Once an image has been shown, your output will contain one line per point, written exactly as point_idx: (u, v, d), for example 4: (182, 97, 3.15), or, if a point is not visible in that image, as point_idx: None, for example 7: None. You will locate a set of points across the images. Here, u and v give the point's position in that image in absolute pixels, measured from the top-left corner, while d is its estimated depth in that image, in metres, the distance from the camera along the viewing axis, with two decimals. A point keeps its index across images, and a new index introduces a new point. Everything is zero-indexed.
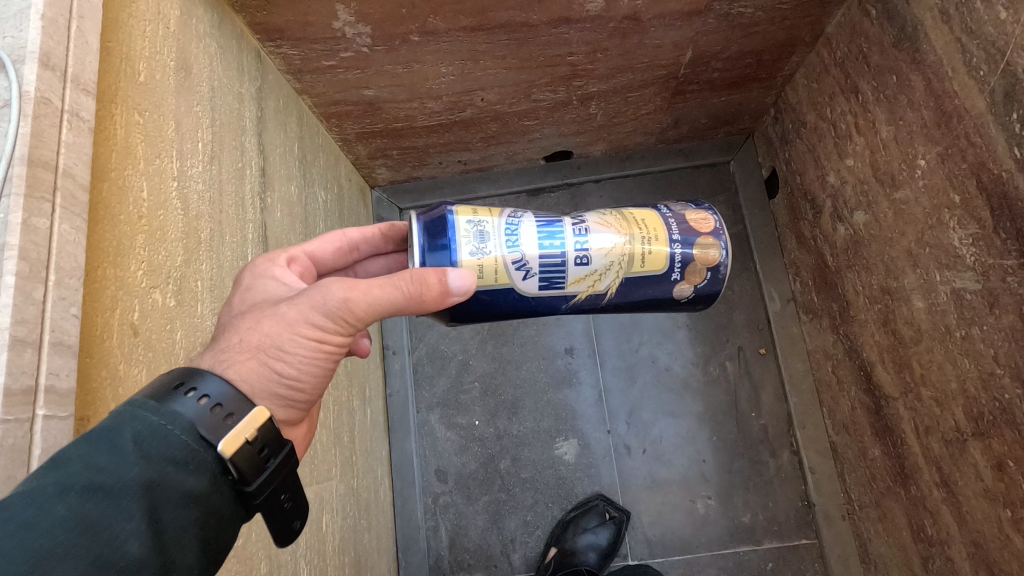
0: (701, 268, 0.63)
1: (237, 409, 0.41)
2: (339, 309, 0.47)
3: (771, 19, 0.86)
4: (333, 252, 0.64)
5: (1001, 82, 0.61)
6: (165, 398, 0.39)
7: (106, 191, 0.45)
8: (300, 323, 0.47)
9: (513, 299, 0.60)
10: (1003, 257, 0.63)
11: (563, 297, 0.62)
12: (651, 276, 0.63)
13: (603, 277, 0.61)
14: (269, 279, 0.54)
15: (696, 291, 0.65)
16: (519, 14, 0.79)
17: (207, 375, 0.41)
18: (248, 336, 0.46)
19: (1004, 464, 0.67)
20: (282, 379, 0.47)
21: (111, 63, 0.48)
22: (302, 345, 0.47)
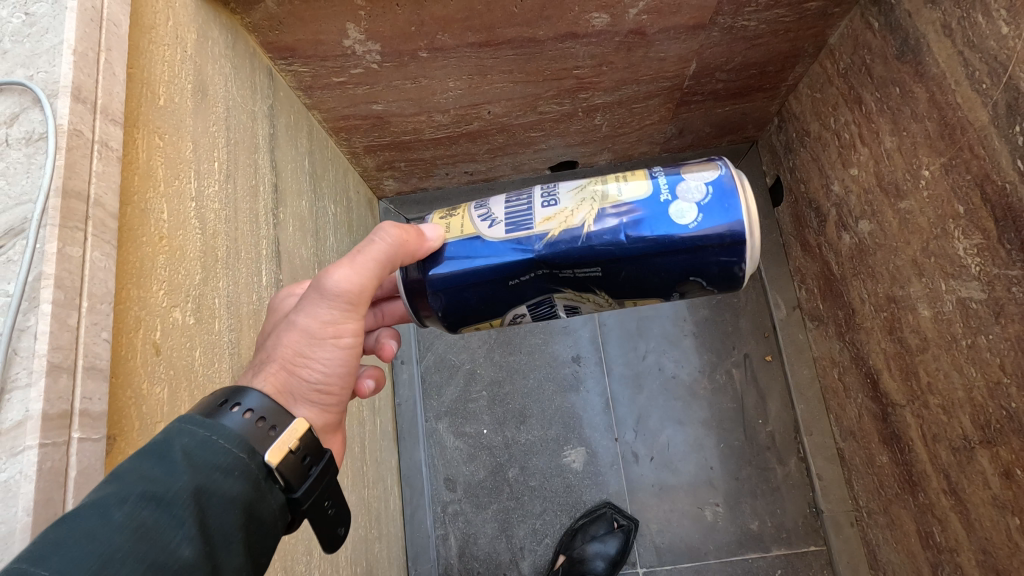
0: (694, 183, 0.53)
1: (273, 416, 0.43)
2: (340, 291, 0.50)
3: (775, 31, 0.87)
4: None
5: (1003, 96, 0.62)
6: (212, 414, 0.41)
7: (130, 215, 0.46)
8: (309, 320, 0.50)
9: (478, 248, 0.55)
10: (1007, 267, 0.64)
11: (537, 239, 0.54)
12: (636, 202, 0.53)
13: (575, 211, 0.54)
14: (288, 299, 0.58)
15: (700, 209, 0.52)
16: (526, 31, 0.80)
17: (248, 390, 0.43)
18: (272, 349, 0.49)
19: (1012, 472, 0.67)
20: (312, 382, 0.50)
21: (134, 89, 0.49)
22: (322, 345, 0.50)
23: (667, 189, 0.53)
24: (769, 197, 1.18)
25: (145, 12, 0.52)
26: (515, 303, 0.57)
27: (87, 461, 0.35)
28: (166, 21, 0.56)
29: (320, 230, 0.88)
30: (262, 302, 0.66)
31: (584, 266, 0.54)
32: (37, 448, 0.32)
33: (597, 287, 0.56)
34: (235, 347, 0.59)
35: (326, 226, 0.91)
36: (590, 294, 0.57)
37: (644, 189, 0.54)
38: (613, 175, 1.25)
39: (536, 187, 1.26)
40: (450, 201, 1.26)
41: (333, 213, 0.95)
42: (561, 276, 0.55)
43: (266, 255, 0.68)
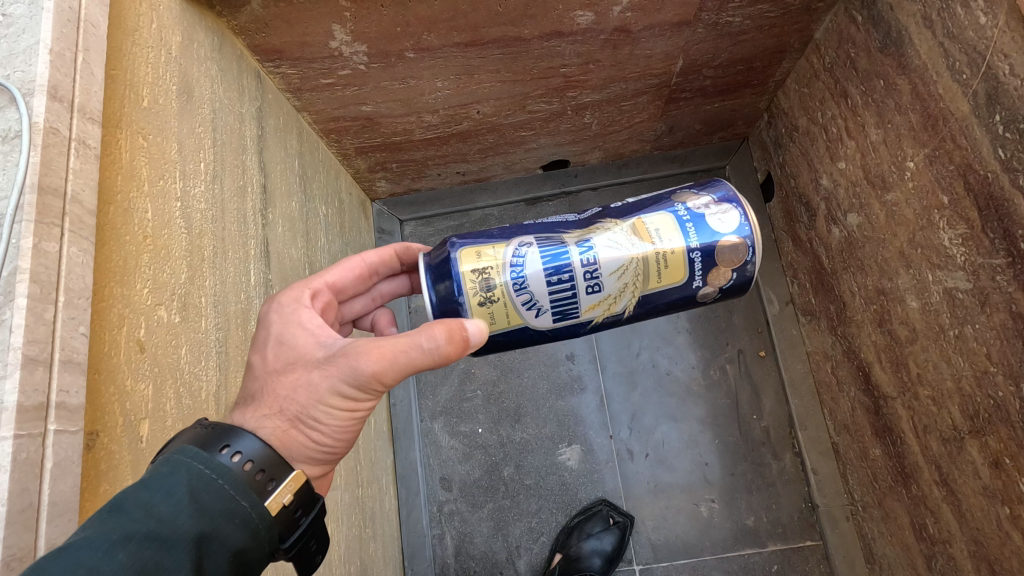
0: (725, 267, 0.58)
1: (271, 469, 0.43)
2: (368, 378, 0.48)
3: (760, 27, 0.87)
4: (353, 279, 0.65)
5: (983, 85, 0.62)
6: (214, 453, 0.41)
7: (112, 214, 0.47)
8: (331, 392, 0.48)
9: (526, 334, 0.59)
10: (991, 257, 0.64)
11: (584, 322, 0.59)
12: (672, 288, 0.58)
13: (618, 299, 0.58)
14: (297, 328, 0.52)
15: (722, 291, 0.60)
16: (511, 30, 0.81)
17: (243, 433, 0.43)
18: (286, 405, 0.48)
19: (1000, 461, 0.67)
20: (317, 442, 0.49)
21: (117, 90, 0.50)
22: (334, 412, 0.49)
23: (700, 272, 0.58)
24: (760, 193, 1.19)
25: (128, 15, 0.53)
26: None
27: (63, 452, 0.35)
28: (150, 23, 0.56)
29: (311, 230, 0.89)
30: (250, 301, 0.66)
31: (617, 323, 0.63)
32: (12, 439, 0.33)
33: None
34: (223, 345, 0.59)
35: (317, 227, 0.92)
36: None
37: (681, 274, 0.57)
38: (605, 173, 1.26)
39: (528, 186, 1.26)
40: (443, 201, 1.26)
41: (324, 215, 0.96)
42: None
43: (255, 255, 0.69)
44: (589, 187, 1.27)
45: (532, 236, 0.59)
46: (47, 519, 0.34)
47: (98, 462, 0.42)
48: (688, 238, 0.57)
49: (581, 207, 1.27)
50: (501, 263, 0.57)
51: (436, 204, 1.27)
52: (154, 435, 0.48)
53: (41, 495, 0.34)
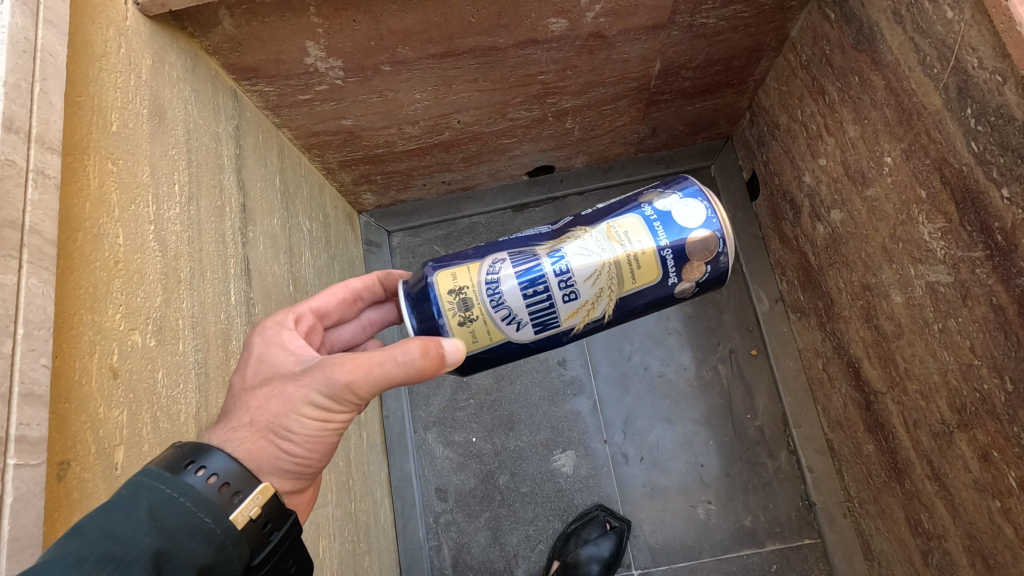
0: (699, 261, 0.58)
1: (237, 482, 0.43)
2: (343, 389, 0.48)
3: (735, 27, 0.87)
4: (338, 303, 0.66)
5: (953, 79, 0.62)
6: (176, 471, 0.41)
7: (80, 240, 0.46)
8: (304, 401, 0.49)
9: (511, 349, 0.60)
10: (970, 250, 0.64)
11: (565, 332, 0.60)
12: (647, 288, 0.59)
13: (596, 304, 0.59)
14: (279, 348, 0.54)
15: (697, 285, 0.60)
16: (485, 40, 0.81)
17: (214, 452, 0.43)
18: (259, 417, 0.48)
19: (989, 454, 0.67)
20: (288, 456, 0.49)
21: (82, 116, 0.50)
22: (306, 425, 0.49)
23: (673, 267, 0.58)
24: (746, 192, 1.19)
25: (93, 41, 0.54)
26: None
27: (24, 486, 0.35)
28: (118, 48, 0.57)
29: (295, 247, 0.89)
30: (231, 321, 0.66)
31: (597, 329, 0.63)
32: None
33: None
34: (202, 367, 0.59)
35: (301, 243, 0.91)
36: None
37: (655, 272, 0.58)
38: (590, 177, 1.26)
39: (514, 194, 1.26)
40: (430, 212, 1.26)
41: (308, 229, 0.95)
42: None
43: (235, 274, 0.69)
44: (575, 191, 1.27)
45: (504, 255, 0.59)
46: (8, 555, 0.34)
47: (70, 491, 0.42)
48: (658, 240, 0.58)
49: (567, 212, 1.26)
50: (477, 286, 0.58)
51: (424, 215, 1.27)
52: (130, 461, 0.47)
53: (3, 530, 0.34)
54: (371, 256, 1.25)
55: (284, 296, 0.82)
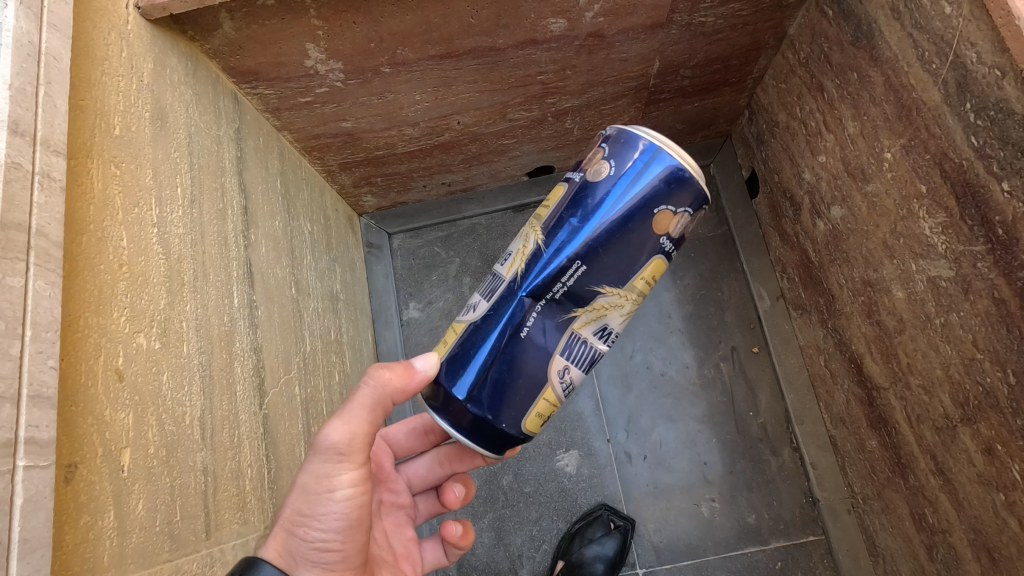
0: (592, 151, 0.56)
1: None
2: (332, 443, 0.53)
3: (733, 25, 0.88)
4: (407, 432, 0.74)
5: (952, 74, 0.62)
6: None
7: (85, 244, 0.47)
8: (307, 476, 0.54)
9: (475, 330, 0.55)
10: (972, 244, 0.64)
11: (516, 284, 0.55)
12: (560, 198, 0.55)
13: (525, 242, 0.56)
14: None
15: (609, 162, 0.53)
16: (485, 40, 0.81)
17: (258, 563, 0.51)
18: (282, 511, 0.54)
19: (993, 448, 0.67)
20: (313, 538, 0.53)
21: (86, 120, 0.50)
22: (318, 497, 0.53)
23: (575, 175, 0.56)
24: (746, 190, 1.19)
25: (96, 46, 0.54)
26: (546, 358, 0.54)
27: (33, 487, 0.35)
28: (119, 52, 0.57)
29: (296, 249, 0.89)
30: (234, 323, 0.66)
31: (568, 271, 0.53)
32: None
33: (596, 284, 0.53)
34: (207, 370, 0.59)
35: (302, 245, 0.91)
36: (600, 298, 0.54)
37: (561, 189, 0.56)
38: None
39: (515, 194, 1.26)
40: (430, 213, 1.27)
41: (309, 232, 0.95)
42: (556, 298, 0.54)
43: (238, 276, 0.69)
44: None
45: None
46: (19, 556, 0.34)
47: (78, 494, 0.42)
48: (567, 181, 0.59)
49: None
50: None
51: (424, 216, 1.27)
52: (137, 463, 0.47)
53: (14, 532, 0.34)
54: (372, 258, 1.25)
55: (287, 299, 0.82)
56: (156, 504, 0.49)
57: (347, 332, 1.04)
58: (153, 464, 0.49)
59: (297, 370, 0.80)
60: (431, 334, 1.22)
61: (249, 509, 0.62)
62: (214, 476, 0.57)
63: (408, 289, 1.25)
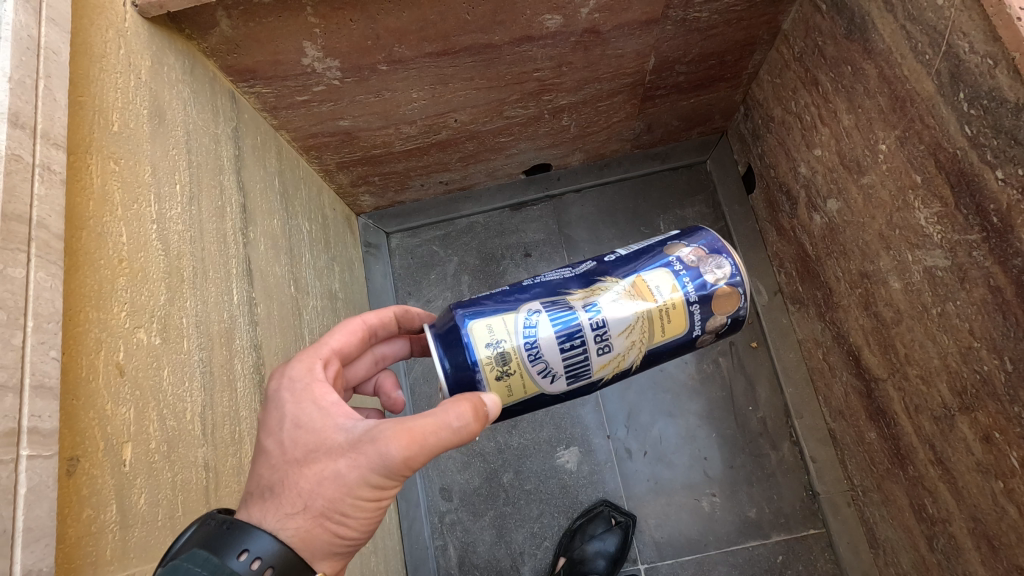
0: (721, 314, 0.60)
1: (287, 573, 0.44)
2: (400, 467, 0.47)
3: (728, 21, 0.88)
4: (356, 342, 0.61)
5: (945, 64, 0.63)
6: (225, 555, 0.42)
7: (85, 239, 0.47)
8: (359, 483, 0.48)
9: (541, 399, 0.60)
10: (967, 233, 0.65)
11: (593, 381, 0.60)
12: (676, 339, 0.60)
13: (626, 356, 0.59)
14: (311, 406, 0.51)
15: (718, 334, 0.62)
16: (481, 37, 0.81)
17: (257, 533, 0.44)
18: (311, 501, 0.47)
19: (991, 436, 0.68)
20: (343, 534, 0.49)
21: (85, 117, 0.50)
22: (365, 506, 0.48)
23: (698, 322, 0.60)
24: (742, 186, 1.20)
25: (94, 42, 0.54)
26: None
27: (36, 477, 0.35)
28: (117, 49, 0.57)
29: (294, 248, 0.89)
30: (234, 320, 0.66)
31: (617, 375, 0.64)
32: None
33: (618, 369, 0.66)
34: (207, 366, 0.59)
35: (301, 244, 0.91)
36: None
37: (681, 327, 0.59)
38: (588, 174, 1.26)
39: (512, 192, 1.26)
40: (428, 212, 1.27)
41: (307, 231, 0.95)
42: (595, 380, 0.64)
43: (237, 274, 0.69)
44: (572, 188, 1.27)
45: (538, 306, 0.58)
46: (22, 545, 0.34)
47: (80, 487, 0.42)
48: (685, 293, 0.59)
49: (565, 209, 1.27)
50: (514, 344, 0.57)
51: (422, 215, 1.27)
52: (138, 458, 0.47)
53: (18, 521, 0.34)
54: (371, 258, 1.25)
55: (286, 297, 0.82)
56: (158, 498, 0.49)
57: None
58: (154, 459, 0.49)
59: None
60: None
61: None
62: (215, 472, 0.57)
63: (407, 288, 1.25)
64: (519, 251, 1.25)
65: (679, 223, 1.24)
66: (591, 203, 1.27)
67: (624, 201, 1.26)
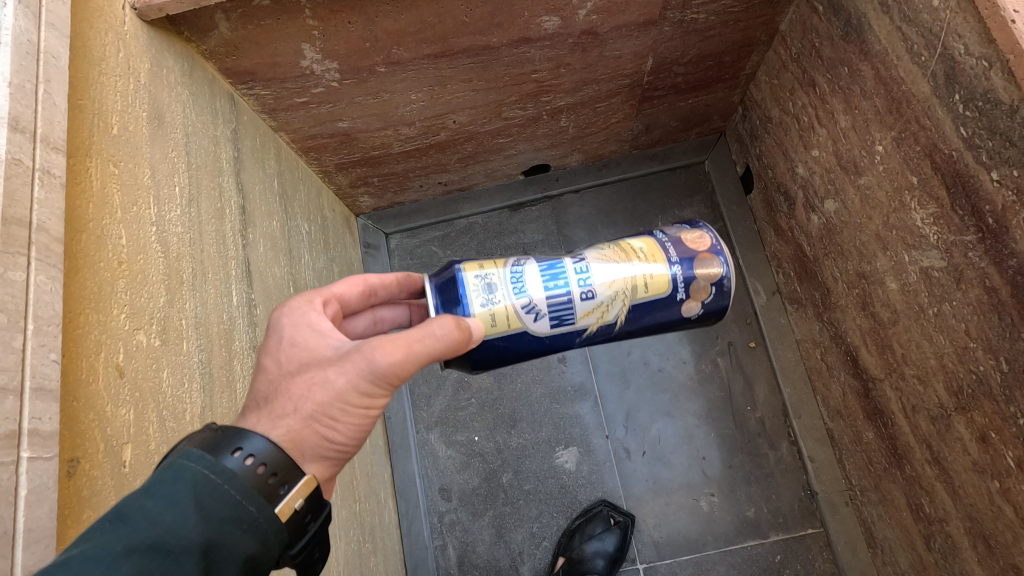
0: (705, 283, 0.60)
1: (282, 473, 0.43)
2: (387, 373, 0.47)
3: (726, 22, 0.89)
4: (356, 296, 0.61)
5: (941, 66, 0.63)
6: (219, 454, 0.41)
7: (84, 242, 0.47)
8: (348, 389, 0.47)
9: (523, 341, 0.59)
10: (962, 233, 0.65)
11: (576, 332, 0.60)
12: (660, 300, 0.60)
13: (611, 307, 0.59)
14: (306, 329, 0.51)
15: (704, 308, 0.62)
16: (479, 39, 0.82)
17: (251, 435, 0.43)
18: (302, 404, 0.46)
19: (987, 435, 0.68)
20: (332, 443, 0.47)
21: (84, 119, 0.50)
22: (356, 413, 0.47)
23: (682, 284, 0.60)
24: (741, 186, 1.20)
25: (93, 45, 0.54)
26: None
27: (37, 478, 0.36)
28: (116, 52, 0.57)
29: (294, 249, 0.89)
30: (233, 321, 0.66)
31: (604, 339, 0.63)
32: None
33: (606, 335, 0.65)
34: (206, 368, 0.59)
35: (300, 245, 0.92)
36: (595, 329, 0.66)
37: (665, 286, 0.60)
38: (586, 175, 1.27)
39: (510, 193, 1.27)
40: (427, 213, 1.27)
41: (307, 231, 0.96)
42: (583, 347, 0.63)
43: (236, 275, 0.69)
44: (571, 189, 1.28)
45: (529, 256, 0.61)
46: (23, 546, 0.34)
47: (80, 488, 0.42)
48: (670, 258, 0.60)
49: (564, 210, 1.27)
50: (500, 280, 0.58)
51: (421, 216, 1.27)
52: (137, 459, 0.48)
53: (18, 523, 0.34)
54: (370, 259, 1.25)
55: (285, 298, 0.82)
56: None
57: None
58: (154, 460, 0.50)
59: None
60: None
61: None
62: None
63: None
64: (518, 252, 1.25)
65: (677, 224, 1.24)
66: (589, 204, 1.27)
67: (623, 201, 1.26)
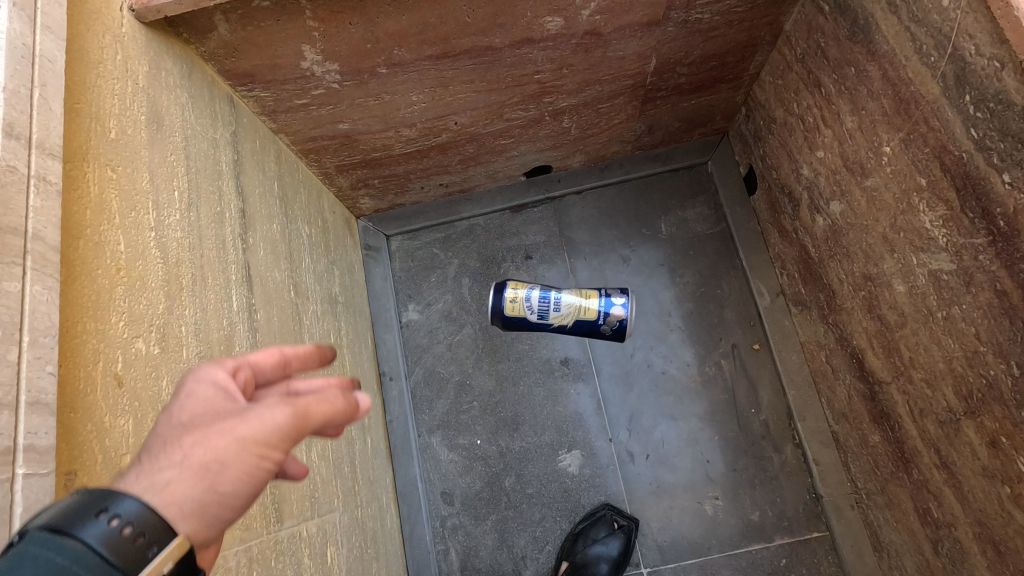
0: None
1: (156, 534, 0.33)
2: (274, 450, 0.40)
3: (730, 22, 0.88)
4: (270, 369, 0.45)
5: (951, 66, 0.62)
6: (78, 526, 0.32)
7: (82, 248, 0.46)
8: (241, 428, 0.39)
9: None
10: (973, 236, 0.64)
11: None
12: None
13: None
14: (208, 381, 0.42)
15: None
16: (481, 40, 0.81)
17: (124, 495, 0.33)
18: (191, 453, 0.37)
19: (998, 441, 0.67)
20: (213, 509, 0.38)
21: (81, 124, 0.49)
22: (246, 472, 0.39)
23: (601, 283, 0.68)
24: (744, 187, 1.19)
25: (90, 47, 0.53)
26: None
27: (33, 495, 0.35)
28: (114, 54, 0.57)
29: (294, 252, 0.88)
30: (233, 327, 0.65)
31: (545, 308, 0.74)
32: None
33: None
34: None
35: (300, 248, 0.91)
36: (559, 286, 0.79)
37: None
38: (588, 176, 1.26)
39: (512, 194, 1.26)
40: (428, 215, 1.26)
41: (307, 234, 0.95)
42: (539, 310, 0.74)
43: (236, 280, 0.68)
44: (573, 190, 1.27)
45: None
46: None
47: None
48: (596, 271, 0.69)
49: (566, 211, 1.26)
50: None
51: (422, 218, 1.26)
52: None
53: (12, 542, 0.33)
54: (371, 261, 1.24)
55: (286, 302, 0.81)
56: None
57: (346, 334, 1.04)
58: None
59: (297, 374, 0.79)
60: (431, 335, 1.22)
61: (252, 516, 0.61)
62: None
63: (407, 291, 1.25)
64: (520, 253, 1.25)
65: (680, 225, 1.23)
66: (591, 205, 1.26)
67: (625, 202, 1.25)
